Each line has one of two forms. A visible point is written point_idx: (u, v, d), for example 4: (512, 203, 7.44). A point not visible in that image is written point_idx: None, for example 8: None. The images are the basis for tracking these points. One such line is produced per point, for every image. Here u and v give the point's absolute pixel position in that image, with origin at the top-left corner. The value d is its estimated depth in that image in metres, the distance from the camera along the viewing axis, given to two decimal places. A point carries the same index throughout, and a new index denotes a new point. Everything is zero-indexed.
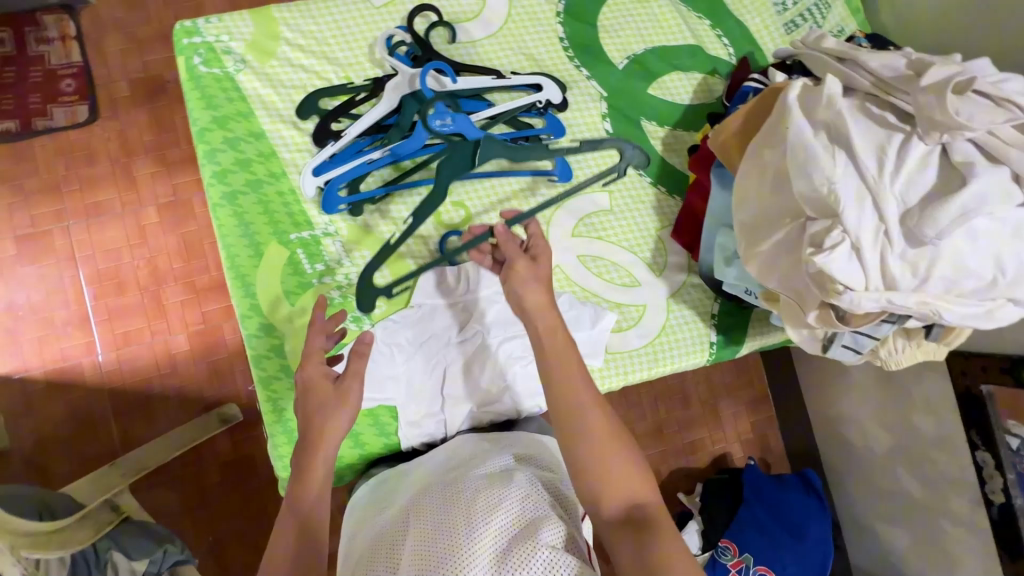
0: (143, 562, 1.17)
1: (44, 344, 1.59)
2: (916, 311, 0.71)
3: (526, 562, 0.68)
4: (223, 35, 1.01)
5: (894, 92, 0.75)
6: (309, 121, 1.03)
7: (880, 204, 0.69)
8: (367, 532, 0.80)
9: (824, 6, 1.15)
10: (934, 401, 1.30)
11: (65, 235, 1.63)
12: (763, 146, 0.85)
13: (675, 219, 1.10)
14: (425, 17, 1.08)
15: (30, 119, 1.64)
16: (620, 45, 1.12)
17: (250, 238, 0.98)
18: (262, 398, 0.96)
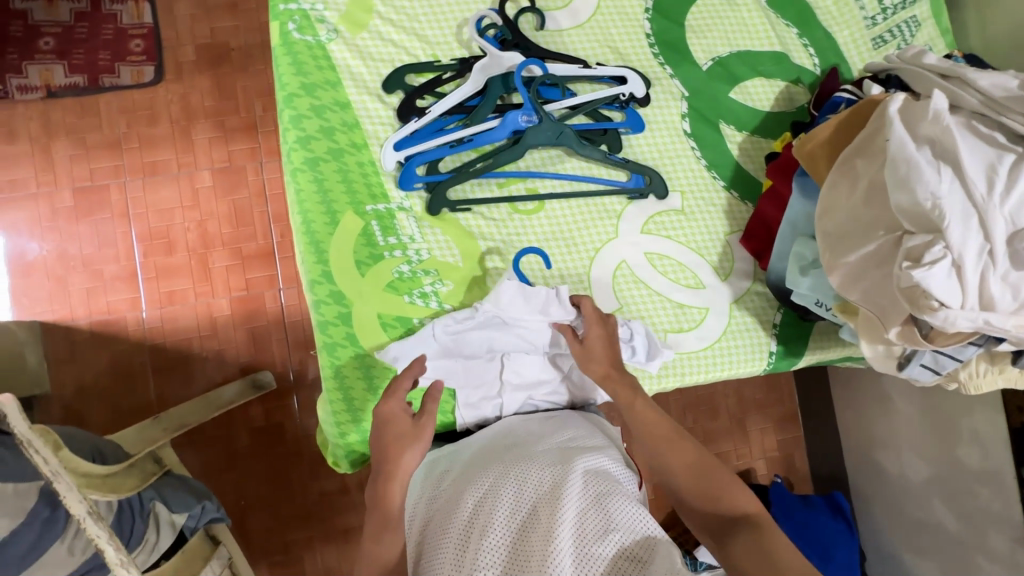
0: (183, 515, 1.22)
1: (93, 295, 1.63)
2: (1014, 334, 0.70)
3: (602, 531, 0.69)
4: (318, 4, 1.03)
5: (1006, 113, 0.75)
6: (394, 95, 1.04)
7: (986, 222, 0.69)
8: (434, 503, 0.80)
9: (915, 24, 1.13)
10: (983, 434, 1.27)
11: (121, 191, 1.66)
12: (857, 156, 0.84)
13: (745, 225, 1.10)
14: (516, 2, 1.08)
15: (98, 75, 1.67)
16: (706, 46, 1.12)
17: (327, 205, 0.99)
18: (324, 364, 0.97)
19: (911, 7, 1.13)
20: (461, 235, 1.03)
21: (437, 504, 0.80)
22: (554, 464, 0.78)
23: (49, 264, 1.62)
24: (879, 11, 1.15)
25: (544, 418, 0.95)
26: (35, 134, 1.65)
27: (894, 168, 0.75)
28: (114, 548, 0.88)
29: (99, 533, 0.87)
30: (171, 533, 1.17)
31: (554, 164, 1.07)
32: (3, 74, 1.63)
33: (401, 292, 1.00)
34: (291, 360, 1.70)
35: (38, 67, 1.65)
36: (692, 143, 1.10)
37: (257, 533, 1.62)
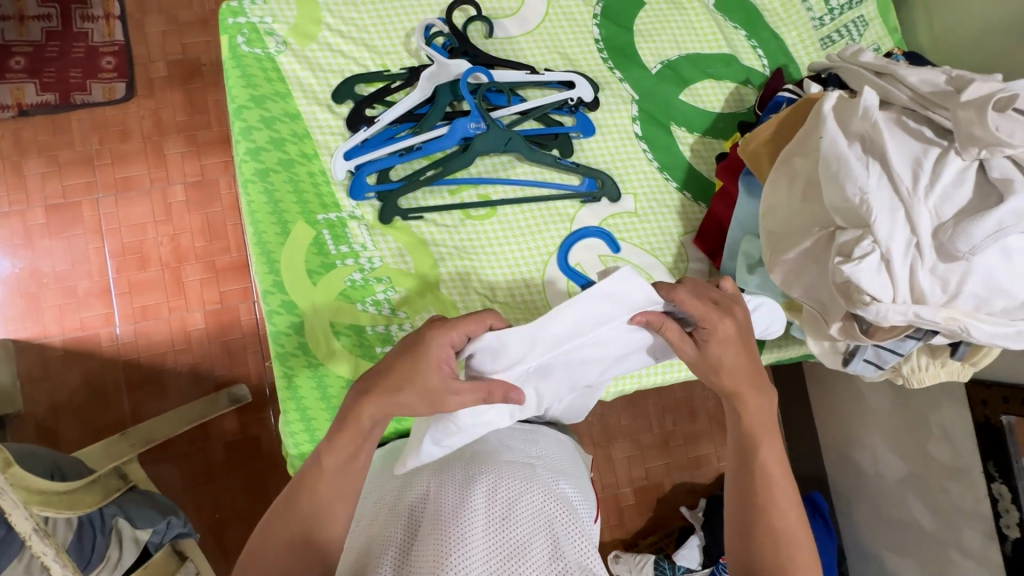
0: (147, 531, 1.20)
1: (65, 312, 1.63)
2: (944, 327, 0.70)
3: (546, 562, 0.66)
4: (267, 17, 1.04)
5: (932, 107, 0.75)
6: (344, 105, 1.05)
7: (912, 215, 0.69)
8: (380, 505, 0.77)
9: (862, 24, 1.15)
10: (952, 429, 1.27)
11: (93, 207, 1.67)
12: (794, 154, 0.84)
13: (699, 226, 1.10)
14: (464, 11, 1.09)
15: (69, 93, 1.68)
16: (655, 50, 1.13)
17: (278, 215, 0.99)
18: (278, 374, 0.97)
19: (858, 7, 1.15)
20: (413, 242, 1.04)
21: (384, 500, 0.77)
22: (514, 474, 0.75)
23: (21, 281, 1.62)
24: (827, 12, 1.16)
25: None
26: (6, 153, 1.65)
27: (825, 165, 0.76)
28: (61, 565, 0.87)
29: (45, 551, 0.86)
30: (134, 548, 1.17)
31: (506, 170, 1.07)
32: None
33: (354, 300, 1.00)
34: (265, 373, 1.69)
35: (9, 86, 1.66)
36: (644, 146, 1.11)
37: (233, 548, 1.60)
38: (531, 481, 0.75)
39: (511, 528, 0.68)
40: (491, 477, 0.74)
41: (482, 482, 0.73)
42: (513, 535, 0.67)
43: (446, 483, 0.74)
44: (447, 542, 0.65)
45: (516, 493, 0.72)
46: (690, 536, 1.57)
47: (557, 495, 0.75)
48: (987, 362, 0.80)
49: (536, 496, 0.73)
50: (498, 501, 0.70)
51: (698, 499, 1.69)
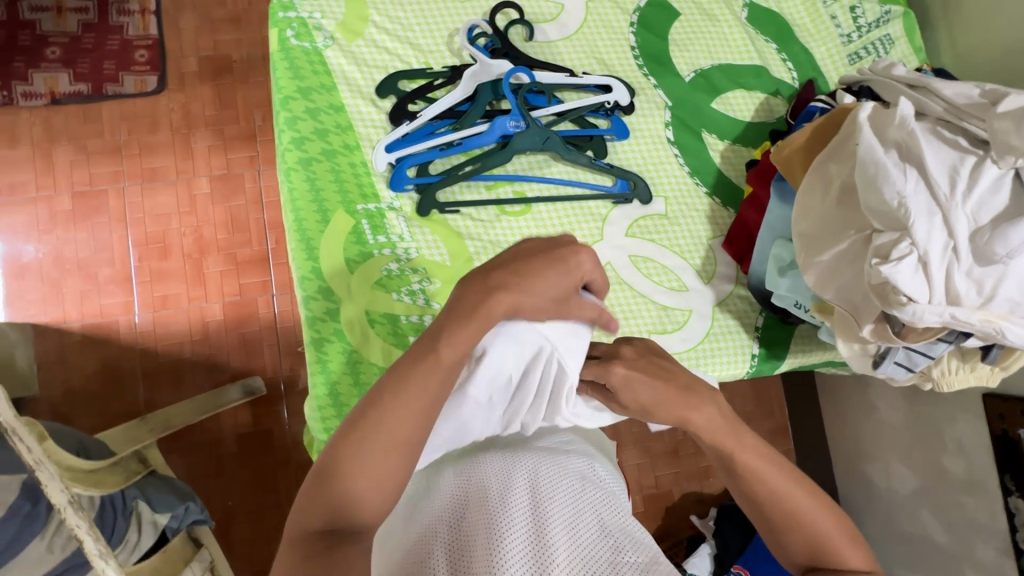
0: (166, 515, 1.20)
1: (86, 298, 1.64)
2: (979, 329, 0.72)
3: (594, 531, 0.68)
4: (316, 12, 1.07)
5: (967, 118, 0.78)
6: (387, 100, 1.08)
7: (949, 219, 0.72)
8: (420, 486, 0.79)
9: (889, 42, 1.18)
10: (967, 443, 1.28)
11: (119, 196, 1.69)
12: (829, 160, 0.87)
13: (727, 230, 1.12)
14: (506, 14, 1.13)
15: (102, 83, 1.71)
16: (688, 59, 1.16)
17: (319, 202, 1.02)
18: (311, 359, 0.98)
19: (885, 26, 1.19)
20: (450, 235, 1.06)
21: (424, 486, 0.78)
22: (553, 461, 0.78)
23: (44, 266, 1.64)
24: (855, 29, 1.20)
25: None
26: (37, 139, 1.68)
27: (863, 170, 0.78)
28: (93, 540, 0.86)
29: (80, 523, 0.85)
30: (153, 533, 1.16)
31: (541, 168, 1.10)
32: (8, 81, 1.67)
33: (389, 289, 1.02)
34: (282, 366, 1.70)
35: (44, 74, 1.69)
36: (675, 150, 1.13)
37: (240, 542, 1.60)
38: (569, 468, 0.78)
39: (558, 500, 0.70)
40: (533, 462, 0.77)
41: (525, 464, 0.76)
42: (563, 507, 0.70)
43: (488, 466, 0.77)
44: (501, 508, 0.68)
45: (559, 476, 0.75)
46: (700, 544, 1.57)
47: (594, 481, 0.78)
48: (1016, 369, 0.82)
49: (575, 476, 0.77)
50: (543, 480, 0.73)
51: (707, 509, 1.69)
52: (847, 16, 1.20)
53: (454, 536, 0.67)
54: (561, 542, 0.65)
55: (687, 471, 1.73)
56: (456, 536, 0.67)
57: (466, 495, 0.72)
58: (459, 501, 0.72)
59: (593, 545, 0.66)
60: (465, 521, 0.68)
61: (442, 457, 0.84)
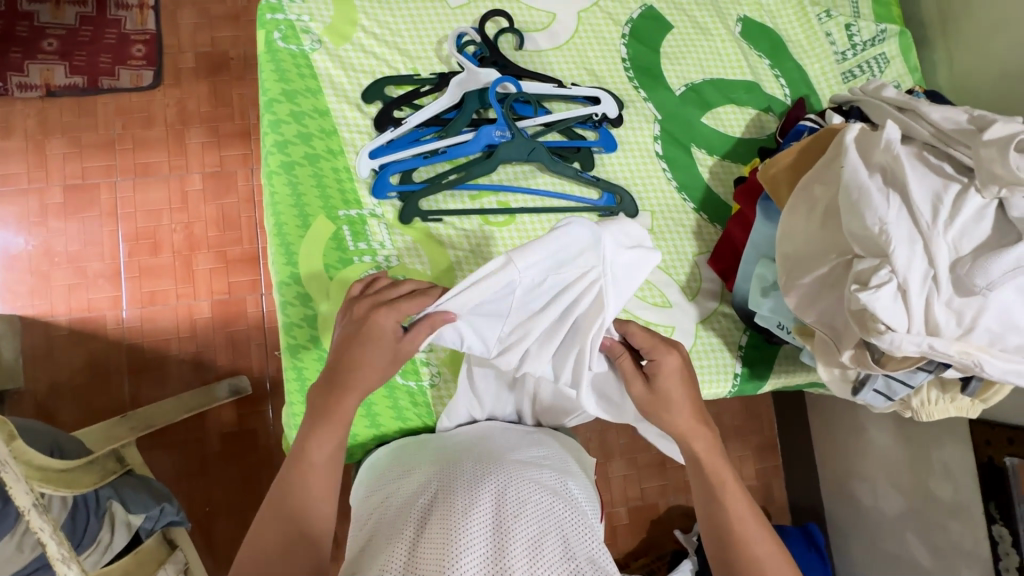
0: (140, 516, 1.19)
1: (74, 292, 1.63)
2: (958, 360, 0.70)
3: (555, 554, 0.67)
4: (304, 15, 1.06)
5: (953, 144, 0.77)
6: (373, 106, 1.07)
7: (931, 248, 0.70)
8: (389, 497, 0.79)
9: (884, 60, 1.17)
10: (953, 467, 1.26)
11: (111, 190, 1.68)
12: (814, 182, 0.85)
13: (713, 246, 1.11)
14: (497, 22, 1.12)
15: (97, 77, 1.71)
16: (680, 72, 1.15)
17: (300, 207, 1.01)
18: (287, 366, 0.97)
19: (881, 45, 1.17)
20: (431, 244, 1.04)
21: (396, 497, 0.78)
22: (525, 475, 0.78)
23: (34, 259, 1.63)
24: (850, 47, 1.19)
25: (521, 432, 0.94)
26: (31, 131, 1.67)
27: (846, 194, 0.77)
28: (57, 543, 0.85)
29: (42, 526, 0.85)
30: (126, 533, 1.16)
31: (527, 179, 1.09)
32: (4, 72, 1.66)
33: None
34: (268, 367, 1.69)
35: (40, 66, 1.68)
36: (663, 164, 1.12)
37: (221, 543, 1.59)
38: (540, 482, 0.78)
39: (523, 519, 0.69)
40: (503, 475, 0.76)
41: (495, 477, 0.76)
42: (529, 523, 0.69)
43: (458, 478, 0.76)
44: (465, 526, 0.67)
45: (529, 490, 0.75)
46: (683, 559, 1.55)
47: (564, 498, 0.78)
48: (997, 400, 0.80)
49: (544, 493, 0.76)
50: (512, 494, 0.73)
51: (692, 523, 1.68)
52: (843, 33, 1.19)
53: (417, 550, 0.67)
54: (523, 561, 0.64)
55: (673, 485, 1.72)
56: (419, 550, 0.67)
57: (433, 507, 0.72)
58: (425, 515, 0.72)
59: (555, 565, 0.66)
60: (427, 537, 0.68)
61: (413, 467, 0.84)
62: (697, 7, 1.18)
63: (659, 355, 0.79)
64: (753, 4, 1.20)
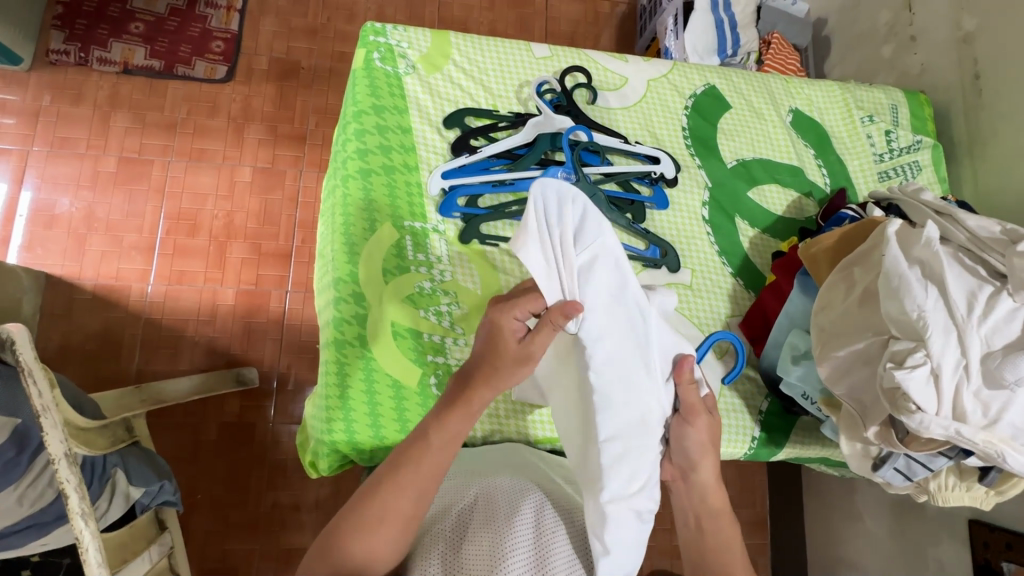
0: (141, 490, 1.15)
1: (105, 259, 1.66)
2: (982, 449, 0.75)
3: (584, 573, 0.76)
4: (404, 42, 1.16)
5: (988, 250, 0.84)
6: (452, 131, 1.15)
7: (964, 339, 0.76)
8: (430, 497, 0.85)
9: (917, 167, 1.28)
10: (947, 567, 1.26)
11: (163, 168, 1.74)
12: (854, 265, 0.93)
13: (746, 312, 1.17)
14: (574, 77, 1.23)
15: (174, 64, 1.79)
16: (733, 148, 1.25)
17: (369, 212, 1.07)
18: (330, 360, 1.00)
19: (915, 153, 1.29)
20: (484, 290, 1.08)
21: (437, 498, 0.84)
22: (558, 496, 0.87)
23: (74, 220, 1.67)
24: (887, 150, 1.30)
25: (545, 459, 0.98)
26: (99, 102, 1.74)
27: (886, 280, 0.83)
28: (79, 496, 0.83)
29: (69, 478, 0.82)
30: (123, 505, 1.12)
31: None
32: (88, 45, 1.75)
33: (417, 306, 1.05)
34: (279, 363, 1.68)
35: (122, 46, 1.77)
36: (708, 229, 1.20)
37: (197, 535, 1.55)
38: (572, 506, 0.86)
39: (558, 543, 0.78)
40: (540, 494, 0.84)
41: (533, 495, 0.83)
42: (564, 543, 0.79)
43: (497, 492, 0.83)
44: (505, 540, 0.75)
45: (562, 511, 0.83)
46: None
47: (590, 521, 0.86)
48: (1011, 495, 0.85)
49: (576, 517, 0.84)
50: (549, 516, 0.81)
51: None
52: (882, 138, 1.31)
53: (462, 559, 0.75)
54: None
55: (660, 547, 1.70)
56: (464, 561, 0.74)
57: (473, 519, 0.79)
58: (466, 523, 0.79)
59: None
60: (469, 545, 0.76)
61: (455, 470, 0.90)
62: (754, 93, 1.30)
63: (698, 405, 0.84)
64: (804, 99, 1.32)
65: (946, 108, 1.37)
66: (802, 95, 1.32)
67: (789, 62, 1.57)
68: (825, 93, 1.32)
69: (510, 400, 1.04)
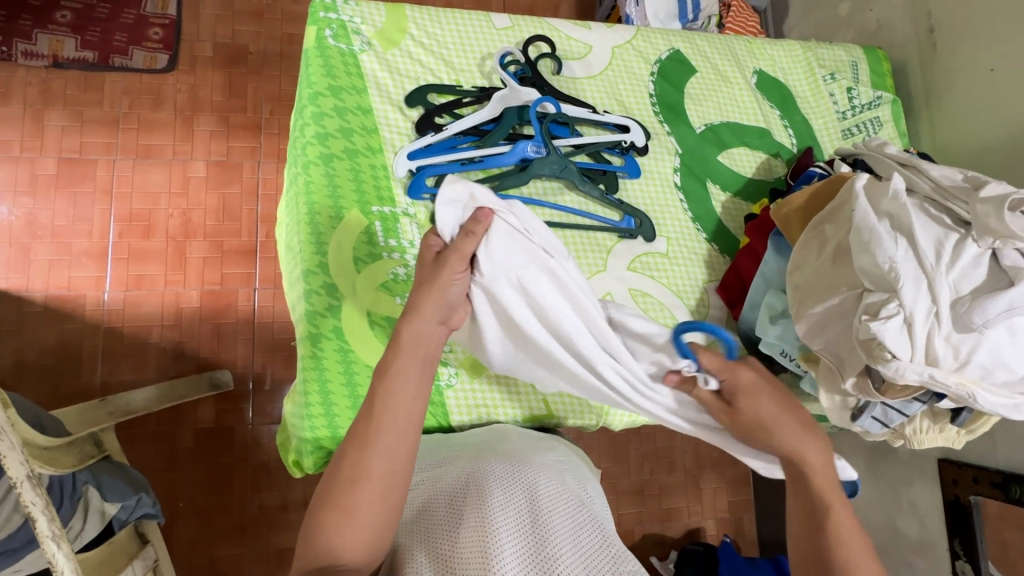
0: (116, 505, 1.10)
1: (54, 268, 1.56)
2: (954, 391, 0.78)
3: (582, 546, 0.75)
4: (357, 17, 1.10)
5: (952, 199, 0.86)
6: (414, 110, 1.11)
7: (934, 287, 0.78)
8: (421, 489, 0.83)
9: (878, 123, 1.30)
10: (921, 505, 1.32)
11: (108, 168, 1.63)
12: (825, 222, 0.94)
13: (722, 276, 1.18)
14: (537, 47, 1.19)
15: (109, 54, 1.67)
16: (701, 113, 1.25)
17: (336, 200, 1.02)
18: (306, 355, 0.97)
19: (876, 109, 1.31)
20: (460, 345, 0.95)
21: (429, 483, 0.84)
22: (552, 474, 0.86)
23: (15, 229, 1.55)
24: (849, 107, 1.32)
25: (535, 437, 0.98)
26: (29, 99, 1.61)
27: (858, 234, 0.84)
28: (47, 519, 0.78)
29: (34, 501, 0.77)
30: (98, 523, 1.07)
31: (554, 195, 1.13)
32: (11, 37, 1.61)
33: (393, 293, 1.02)
34: (253, 363, 1.63)
35: (49, 36, 1.63)
36: (681, 196, 1.20)
37: (182, 544, 1.51)
38: (566, 486, 0.85)
39: (557, 519, 0.77)
40: (532, 475, 0.83)
41: (529, 477, 0.83)
42: (566, 519, 0.78)
43: (488, 476, 0.82)
44: (498, 521, 0.74)
45: (559, 490, 0.83)
46: None
47: (585, 498, 0.85)
48: (980, 433, 0.90)
49: (570, 495, 0.83)
50: (543, 495, 0.80)
51: (667, 551, 1.70)
52: (844, 95, 1.32)
53: (456, 545, 0.72)
54: (567, 553, 0.72)
55: (652, 511, 1.74)
56: (457, 546, 0.72)
57: (467, 502, 0.78)
58: (461, 508, 0.77)
59: (591, 559, 0.74)
60: (462, 530, 0.74)
61: (445, 460, 0.88)
62: (718, 55, 1.29)
63: None
64: (767, 60, 1.31)
65: (902, 63, 1.39)
66: (765, 56, 1.32)
67: (750, 24, 1.57)
68: (787, 53, 1.32)
69: (497, 383, 1.03)
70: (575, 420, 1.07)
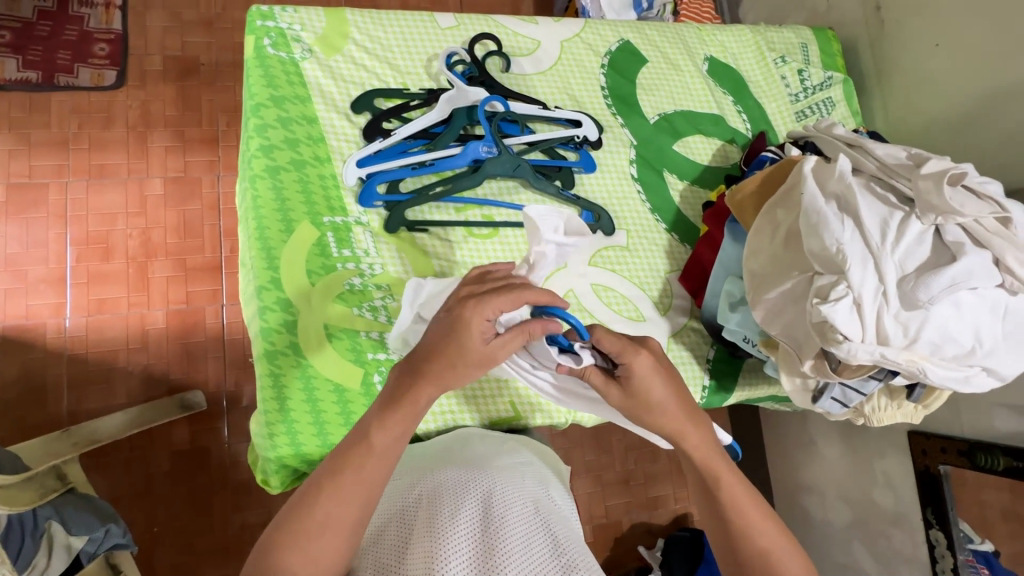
0: (83, 538, 1.06)
1: (10, 298, 1.51)
2: (905, 368, 0.79)
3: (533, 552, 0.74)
4: (296, 24, 1.08)
5: (896, 176, 0.87)
6: (362, 116, 1.09)
7: (880, 266, 0.79)
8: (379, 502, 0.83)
9: (831, 103, 1.31)
10: (894, 476, 1.33)
11: (61, 191, 1.58)
12: (777, 207, 0.94)
13: (683, 265, 1.18)
14: (484, 45, 1.18)
15: (54, 73, 1.61)
16: (654, 103, 1.24)
17: (284, 213, 1.00)
18: (262, 374, 0.94)
19: (827, 90, 1.31)
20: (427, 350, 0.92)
21: (387, 496, 0.83)
22: (510, 479, 0.85)
23: None
24: (802, 89, 1.32)
25: (500, 439, 0.97)
26: None
27: (807, 218, 0.84)
28: None
29: None
30: (64, 558, 1.03)
31: (510, 194, 1.12)
32: None
33: (350, 304, 1.00)
34: (225, 381, 1.59)
35: None
36: (639, 187, 1.19)
37: (163, 570, 1.47)
38: (524, 490, 0.84)
39: (510, 526, 0.76)
40: (488, 483, 0.82)
41: (485, 484, 0.82)
42: (519, 525, 0.77)
43: (443, 487, 0.81)
44: (447, 534, 0.73)
45: (515, 496, 0.82)
46: None
47: (544, 502, 0.85)
48: (934, 407, 0.92)
49: (527, 501, 0.82)
50: (497, 503, 0.79)
51: (655, 539, 1.71)
52: (795, 77, 1.33)
53: (405, 560, 0.72)
54: (516, 562, 0.72)
55: (639, 501, 1.74)
56: (407, 562, 0.72)
57: (419, 515, 0.77)
58: (413, 521, 0.77)
59: (543, 564, 0.73)
60: (411, 545, 0.74)
61: (404, 471, 0.87)
62: (669, 44, 1.28)
63: (629, 356, 0.73)
64: (718, 46, 1.31)
65: (853, 41, 1.40)
66: (716, 42, 1.31)
67: (704, 10, 1.57)
68: (738, 38, 1.32)
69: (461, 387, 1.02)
70: (543, 419, 1.06)
